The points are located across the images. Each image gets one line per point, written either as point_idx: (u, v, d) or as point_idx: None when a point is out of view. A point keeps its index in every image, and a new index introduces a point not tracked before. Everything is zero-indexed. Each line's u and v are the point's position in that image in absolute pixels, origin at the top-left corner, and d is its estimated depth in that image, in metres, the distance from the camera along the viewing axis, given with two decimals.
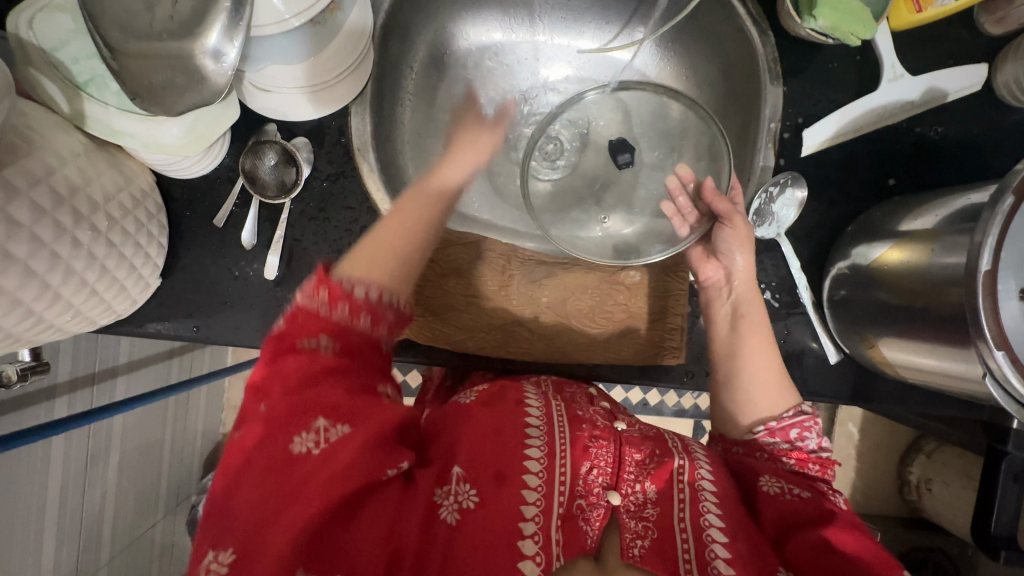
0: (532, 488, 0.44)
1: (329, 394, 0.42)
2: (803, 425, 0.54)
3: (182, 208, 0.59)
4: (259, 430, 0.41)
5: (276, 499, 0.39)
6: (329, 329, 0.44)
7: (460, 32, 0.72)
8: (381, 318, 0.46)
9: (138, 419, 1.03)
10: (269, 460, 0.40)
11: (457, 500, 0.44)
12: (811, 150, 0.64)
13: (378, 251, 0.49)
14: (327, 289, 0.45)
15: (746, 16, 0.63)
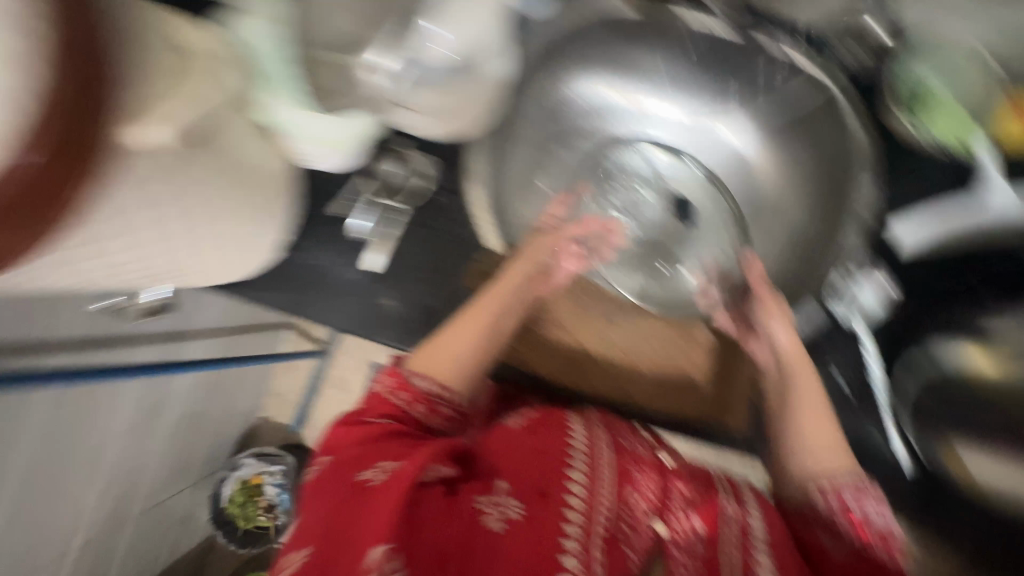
0: (576, 506, 0.48)
1: (394, 445, 0.47)
2: (860, 491, 0.52)
3: (309, 196, 0.66)
4: (332, 470, 0.46)
5: (343, 516, 0.42)
6: (390, 412, 0.51)
7: (575, 86, 0.78)
8: (435, 411, 0.53)
9: (197, 386, 1.09)
10: (339, 489, 0.44)
11: (506, 508, 0.46)
12: (907, 253, 0.62)
13: (448, 344, 0.56)
14: (396, 379, 0.53)
15: (853, 112, 0.63)
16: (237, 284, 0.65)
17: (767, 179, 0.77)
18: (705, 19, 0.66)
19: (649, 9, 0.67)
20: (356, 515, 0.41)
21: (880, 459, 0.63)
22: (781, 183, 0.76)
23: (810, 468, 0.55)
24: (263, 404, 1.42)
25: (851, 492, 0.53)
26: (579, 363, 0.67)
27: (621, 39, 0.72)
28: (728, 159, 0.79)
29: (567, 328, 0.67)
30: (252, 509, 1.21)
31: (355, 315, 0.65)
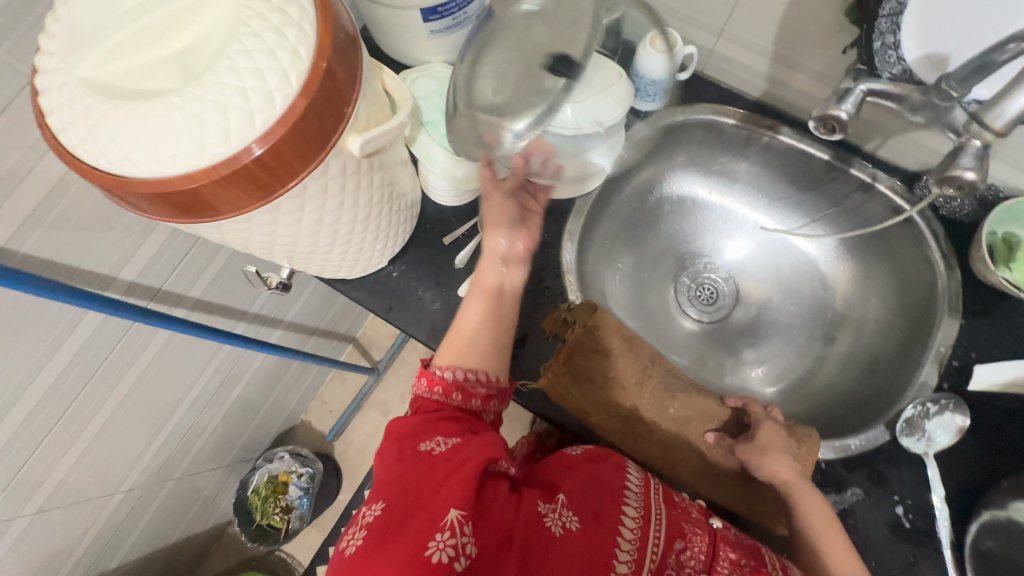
0: (625, 538, 0.51)
1: (449, 428, 0.52)
2: None
3: (427, 222, 0.76)
4: (400, 441, 0.51)
5: (415, 477, 0.47)
6: (438, 390, 0.56)
7: (671, 179, 0.87)
8: (470, 396, 0.57)
9: (265, 372, 1.18)
10: (408, 457, 0.49)
11: (563, 519, 0.49)
12: (981, 387, 0.64)
13: (458, 343, 0.60)
14: (428, 378, 0.57)
15: (935, 250, 0.69)
16: (349, 281, 0.74)
17: (841, 293, 0.81)
18: (796, 139, 0.75)
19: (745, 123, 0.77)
20: (425, 479, 0.46)
21: None
22: (854, 299, 0.80)
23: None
24: (308, 408, 1.49)
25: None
26: (632, 427, 0.65)
27: (720, 147, 0.82)
28: (804, 268, 0.84)
29: (630, 384, 0.66)
30: (271, 505, 1.25)
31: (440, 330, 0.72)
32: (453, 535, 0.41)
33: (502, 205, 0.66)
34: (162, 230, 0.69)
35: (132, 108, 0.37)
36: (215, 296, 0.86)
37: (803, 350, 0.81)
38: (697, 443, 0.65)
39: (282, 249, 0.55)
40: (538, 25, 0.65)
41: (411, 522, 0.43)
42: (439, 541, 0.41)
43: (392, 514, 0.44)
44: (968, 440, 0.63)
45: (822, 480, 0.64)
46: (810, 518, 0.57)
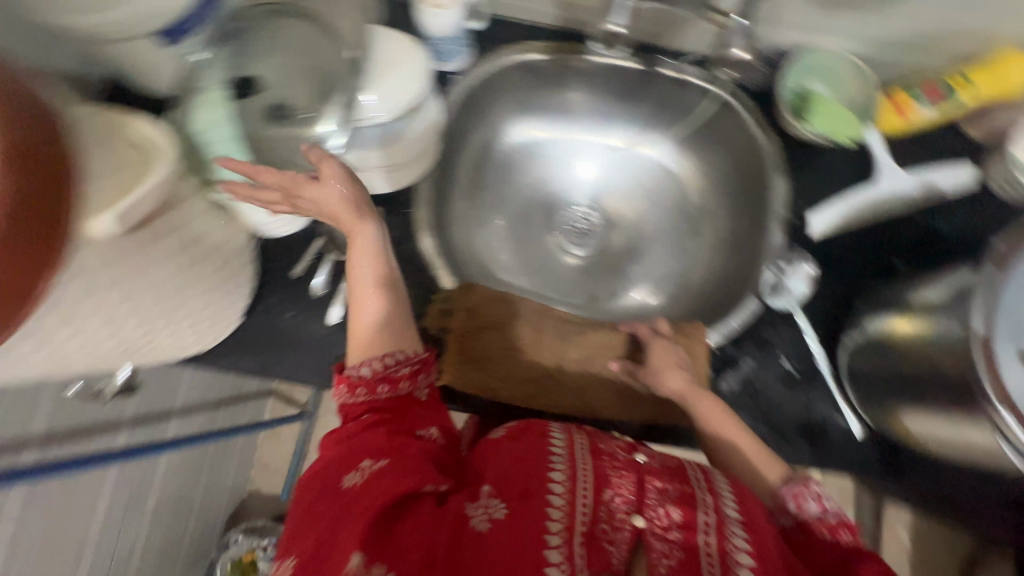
0: (555, 508, 0.46)
1: (372, 441, 0.49)
2: (800, 495, 0.54)
3: (267, 261, 0.69)
4: (320, 478, 0.48)
5: (328, 516, 0.45)
6: (364, 391, 0.53)
7: (508, 130, 0.85)
8: (397, 381, 0.53)
9: (179, 466, 1.07)
10: (327, 496, 0.46)
11: (488, 512, 0.46)
12: (820, 233, 0.71)
13: (364, 331, 0.56)
14: (345, 384, 0.53)
15: (752, 123, 0.74)
16: (205, 354, 0.66)
17: (693, 185, 0.85)
18: (603, 55, 0.76)
19: (554, 54, 0.77)
20: (337, 520, 0.44)
21: (838, 431, 0.67)
22: (705, 186, 0.84)
23: (764, 479, 0.57)
24: (250, 478, 1.39)
25: (790, 488, 0.54)
26: (545, 383, 0.66)
27: (541, 84, 0.81)
28: (656, 173, 0.87)
29: (528, 345, 0.68)
30: None
31: (324, 368, 0.67)
32: None
33: (328, 163, 0.54)
34: None
35: None
36: (63, 422, 0.74)
37: (678, 249, 0.85)
38: (607, 376, 0.67)
39: (84, 358, 0.47)
40: (301, 23, 0.62)
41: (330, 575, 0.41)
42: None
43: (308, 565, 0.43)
44: (821, 282, 0.71)
45: (718, 363, 0.69)
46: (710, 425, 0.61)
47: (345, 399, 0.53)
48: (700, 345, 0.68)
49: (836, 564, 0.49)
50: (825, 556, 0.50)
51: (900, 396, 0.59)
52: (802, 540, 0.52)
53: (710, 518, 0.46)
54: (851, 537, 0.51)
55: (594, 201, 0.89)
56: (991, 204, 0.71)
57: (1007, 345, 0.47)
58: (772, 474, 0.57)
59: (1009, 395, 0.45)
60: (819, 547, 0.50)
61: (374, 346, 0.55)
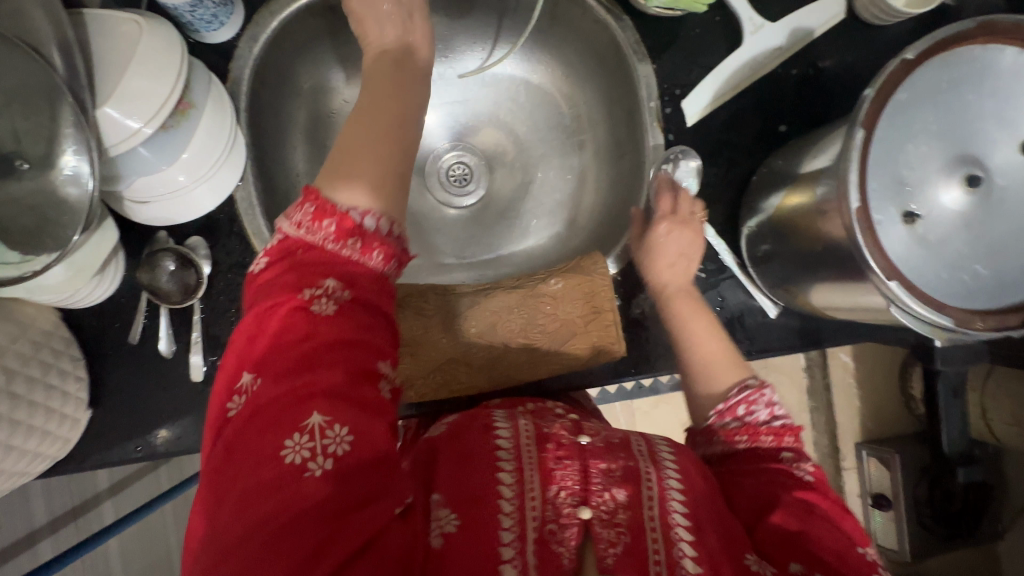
0: (507, 516, 0.43)
1: (329, 380, 0.39)
2: (750, 400, 0.53)
3: (93, 335, 0.58)
4: (251, 422, 0.38)
5: (269, 518, 0.36)
6: (334, 280, 0.41)
7: (331, 87, 0.71)
8: (385, 261, 0.43)
9: (136, 539, 1.01)
10: (262, 466, 0.37)
11: (439, 526, 0.43)
12: (696, 118, 0.65)
13: (362, 196, 0.43)
14: (330, 222, 0.41)
15: (599, 8, 0.64)
16: (65, 459, 0.57)
17: (561, 94, 0.75)
18: None
19: None
20: (281, 538, 0.35)
21: (756, 317, 0.66)
22: (575, 92, 0.74)
23: (716, 386, 0.55)
24: None
25: (742, 393, 0.53)
26: (452, 369, 0.61)
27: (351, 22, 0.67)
28: (519, 92, 0.76)
29: (420, 336, 0.61)
30: None
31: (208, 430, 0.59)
32: None
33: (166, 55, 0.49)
34: None
35: None
36: None
37: (565, 171, 0.77)
38: (514, 344, 0.61)
39: None
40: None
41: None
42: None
43: None
44: (709, 171, 0.66)
45: (625, 288, 0.67)
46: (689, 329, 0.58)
47: (309, 234, 0.41)
48: (603, 278, 0.62)
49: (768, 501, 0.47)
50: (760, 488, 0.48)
51: (802, 275, 0.56)
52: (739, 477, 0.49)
53: (650, 490, 0.45)
54: (789, 457, 0.51)
55: (460, 140, 0.78)
56: (862, 33, 0.65)
57: (887, 210, 0.44)
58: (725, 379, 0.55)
59: (895, 266, 0.42)
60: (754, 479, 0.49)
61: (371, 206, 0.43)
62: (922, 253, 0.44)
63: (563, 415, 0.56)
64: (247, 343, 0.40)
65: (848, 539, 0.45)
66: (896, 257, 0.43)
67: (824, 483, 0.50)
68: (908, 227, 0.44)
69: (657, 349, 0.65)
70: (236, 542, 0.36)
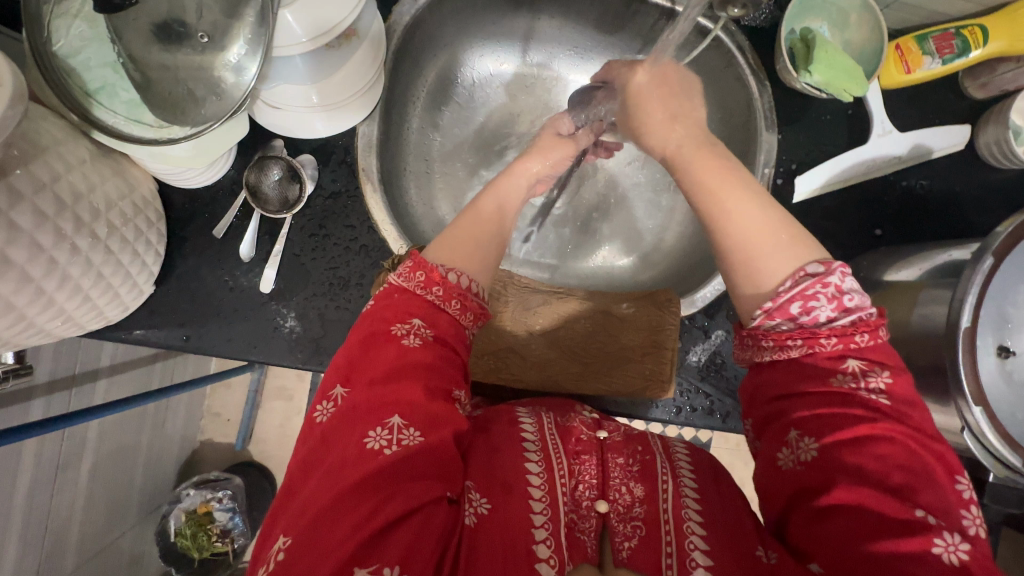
0: (537, 499, 0.43)
1: (408, 391, 0.42)
2: (809, 294, 0.42)
3: (181, 217, 0.58)
4: (338, 420, 0.41)
5: (341, 487, 0.37)
6: (421, 311, 0.46)
7: (466, 61, 0.73)
8: (467, 306, 0.48)
9: (114, 424, 0.99)
10: (343, 449, 0.40)
11: (471, 507, 0.42)
12: (803, 197, 0.66)
13: (461, 241, 0.51)
14: (423, 273, 0.47)
15: (745, 66, 0.65)
16: (115, 325, 0.57)
17: None
18: None
19: None
20: (351, 500, 0.37)
21: None
22: None
23: (760, 283, 0.44)
24: (201, 427, 1.34)
25: (797, 285, 0.42)
26: (505, 357, 0.62)
27: (509, 4, 0.69)
28: None
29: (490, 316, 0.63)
30: (205, 538, 1.14)
31: (256, 343, 0.59)
32: None
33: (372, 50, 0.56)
34: None
35: None
36: None
37: (653, 206, 0.78)
38: (571, 349, 0.63)
39: None
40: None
41: (328, 560, 0.35)
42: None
43: (303, 548, 0.36)
44: None
45: (689, 334, 0.66)
46: (704, 176, 0.48)
47: (410, 278, 0.47)
48: (672, 318, 0.63)
49: (819, 434, 0.40)
50: (826, 420, 0.40)
51: None
52: (801, 405, 0.42)
53: (665, 487, 0.45)
54: (857, 365, 0.41)
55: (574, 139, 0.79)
56: (978, 169, 0.67)
57: (986, 338, 0.45)
58: (774, 269, 0.44)
59: (985, 396, 0.44)
60: (820, 409, 0.41)
61: (462, 257, 0.49)
62: (1005, 389, 0.45)
63: (586, 411, 0.56)
64: (341, 355, 0.45)
65: (940, 488, 0.37)
66: (987, 386, 0.45)
67: (903, 396, 0.41)
68: (999, 361, 0.45)
69: (701, 403, 0.64)
70: (310, 501, 0.38)
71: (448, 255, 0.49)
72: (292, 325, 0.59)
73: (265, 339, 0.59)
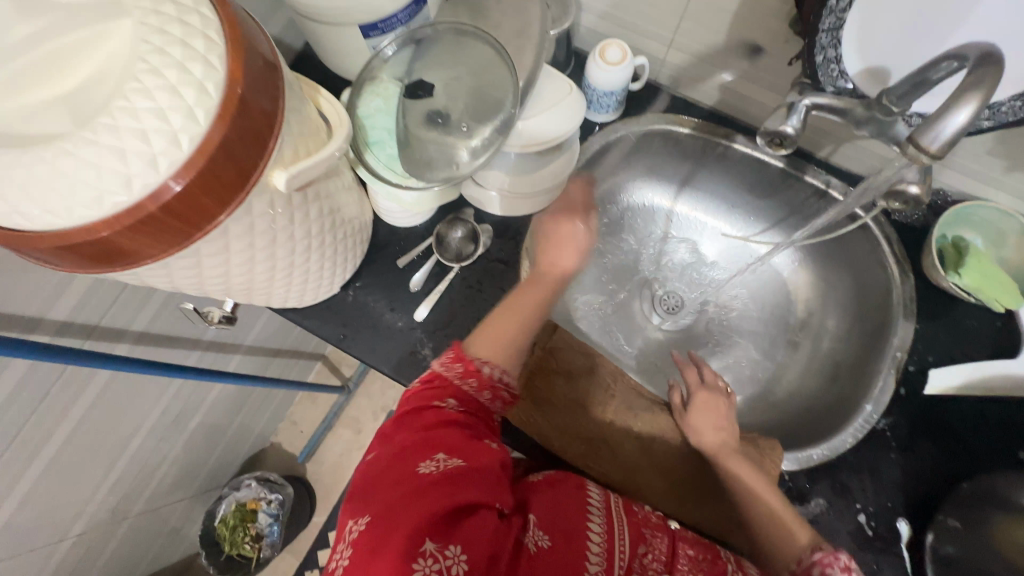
0: (595, 551, 0.46)
1: (451, 435, 0.46)
2: (826, 561, 0.51)
3: (378, 244, 0.73)
4: (391, 454, 0.46)
5: (400, 494, 0.42)
6: (458, 395, 0.51)
7: (627, 187, 0.86)
8: (499, 395, 0.54)
9: (225, 398, 1.13)
10: (398, 469, 0.44)
11: (532, 538, 0.44)
12: (937, 390, 0.65)
13: (496, 336, 0.56)
14: (462, 365, 0.52)
15: (890, 256, 0.69)
16: (299, 310, 0.71)
17: (802, 299, 0.81)
18: (752, 147, 0.75)
19: (704, 131, 0.76)
20: (412, 500, 0.41)
21: None
22: (817, 303, 0.80)
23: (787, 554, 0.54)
24: (277, 430, 1.45)
25: (816, 553, 0.52)
26: (596, 447, 0.63)
27: (678, 156, 0.81)
28: (768, 273, 0.83)
29: (596, 402, 0.64)
30: (241, 535, 1.21)
31: (393, 359, 0.69)
32: (437, 560, 0.38)
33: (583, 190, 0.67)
34: (85, 278, 0.63)
35: (37, 152, 0.34)
36: (159, 331, 0.80)
37: (769, 356, 0.80)
38: (662, 462, 0.64)
39: (212, 287, 0.51)
40: (483, 46, 0.63)
41: (394, 541, 0.39)
42: (423, 567, 0.38)
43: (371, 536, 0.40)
44: (926, 446, 0.64)
45: (787, 492, 0.63)
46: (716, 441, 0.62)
47: (450, 369, 0.52)
48: (773, 466, 0.62)
49: None
50: None
51: None
52: None
53: None
54: None
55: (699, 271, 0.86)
56: None
57: None
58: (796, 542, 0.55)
59: None
60: None
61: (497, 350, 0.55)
62: None
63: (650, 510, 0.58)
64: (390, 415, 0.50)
65: None
66: None
67: None
68: None
69: None
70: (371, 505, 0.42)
71: (486, 349, 0.55)
72: (427, 354, 0.68)
73: (402, 358, 0.68)
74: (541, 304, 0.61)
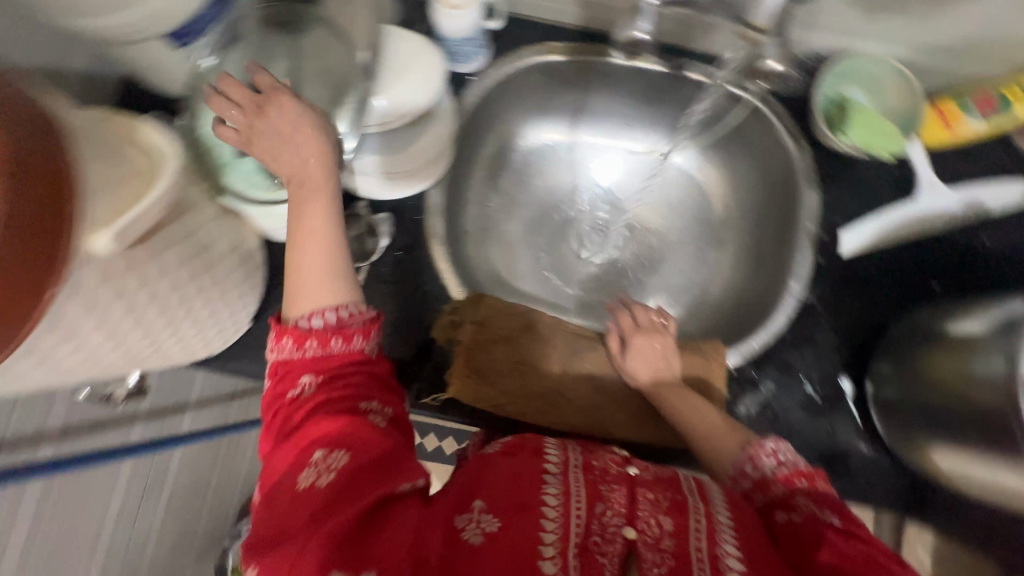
0: (550, 519, 0.42)
1: (320, 428, 0.43)
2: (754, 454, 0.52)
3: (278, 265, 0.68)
4: (274, 478, 0.43)
5: (294, 521, 0.40)
6: (307, 368, 0.46)
7: (522, 133, 0.82)
8: (352, 335, 0.47)
9: None
10: (284, 491, 0.42)
11: (478, 526, 0.42)
12: (851, 252, 0.68)
13: (301, 281, 0.48)
14: (289, 334, 0.47)
15: (783, 130, 0.70)
16: (215, 357, 0.66)
17: (717, 197, 0.81)
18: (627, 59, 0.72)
19: (578, 54, 0.73)
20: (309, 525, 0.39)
21: (861, 463, 0.63)
22: (730, 196, 0.80)
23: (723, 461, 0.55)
24: None
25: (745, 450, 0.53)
26: (552, 399, 0.64)
27: (560, 86, 0.78)
28: (679, 179, 0.83)
29: (537, 358, 0.65)
30: None
31: None
32: None
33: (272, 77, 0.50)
34: None
35: None
36: (80, 419, 0.74)
37: (700, 260, 0.81)
38: (616, 394, 0.65)
39: (90, 370, 0.46)
40: (321, 30, 0.59)
41: None
42: None
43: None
44: (852, 304, 0.67)
45: (738, 385, 0.66)
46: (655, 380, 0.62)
47: (280, 345, 0.47)
48: (719, 367, 0.64)
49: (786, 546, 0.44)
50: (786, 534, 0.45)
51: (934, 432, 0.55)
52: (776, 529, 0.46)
53: (698, 519, 0.44)
54: (808, 500, 0.47)
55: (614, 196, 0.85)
56: None
57: None
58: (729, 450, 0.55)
59: None
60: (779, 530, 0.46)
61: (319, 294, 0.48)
62: None
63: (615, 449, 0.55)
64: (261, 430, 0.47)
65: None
66: None
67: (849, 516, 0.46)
68: None
69: None
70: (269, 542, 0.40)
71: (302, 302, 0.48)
72: None
73: None
74: (333, 203, 0.49)
